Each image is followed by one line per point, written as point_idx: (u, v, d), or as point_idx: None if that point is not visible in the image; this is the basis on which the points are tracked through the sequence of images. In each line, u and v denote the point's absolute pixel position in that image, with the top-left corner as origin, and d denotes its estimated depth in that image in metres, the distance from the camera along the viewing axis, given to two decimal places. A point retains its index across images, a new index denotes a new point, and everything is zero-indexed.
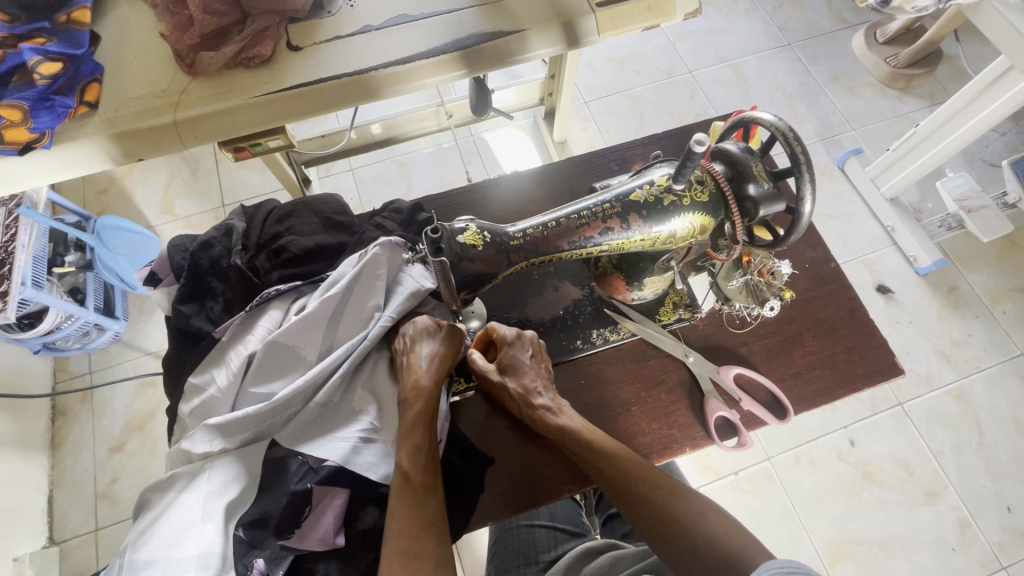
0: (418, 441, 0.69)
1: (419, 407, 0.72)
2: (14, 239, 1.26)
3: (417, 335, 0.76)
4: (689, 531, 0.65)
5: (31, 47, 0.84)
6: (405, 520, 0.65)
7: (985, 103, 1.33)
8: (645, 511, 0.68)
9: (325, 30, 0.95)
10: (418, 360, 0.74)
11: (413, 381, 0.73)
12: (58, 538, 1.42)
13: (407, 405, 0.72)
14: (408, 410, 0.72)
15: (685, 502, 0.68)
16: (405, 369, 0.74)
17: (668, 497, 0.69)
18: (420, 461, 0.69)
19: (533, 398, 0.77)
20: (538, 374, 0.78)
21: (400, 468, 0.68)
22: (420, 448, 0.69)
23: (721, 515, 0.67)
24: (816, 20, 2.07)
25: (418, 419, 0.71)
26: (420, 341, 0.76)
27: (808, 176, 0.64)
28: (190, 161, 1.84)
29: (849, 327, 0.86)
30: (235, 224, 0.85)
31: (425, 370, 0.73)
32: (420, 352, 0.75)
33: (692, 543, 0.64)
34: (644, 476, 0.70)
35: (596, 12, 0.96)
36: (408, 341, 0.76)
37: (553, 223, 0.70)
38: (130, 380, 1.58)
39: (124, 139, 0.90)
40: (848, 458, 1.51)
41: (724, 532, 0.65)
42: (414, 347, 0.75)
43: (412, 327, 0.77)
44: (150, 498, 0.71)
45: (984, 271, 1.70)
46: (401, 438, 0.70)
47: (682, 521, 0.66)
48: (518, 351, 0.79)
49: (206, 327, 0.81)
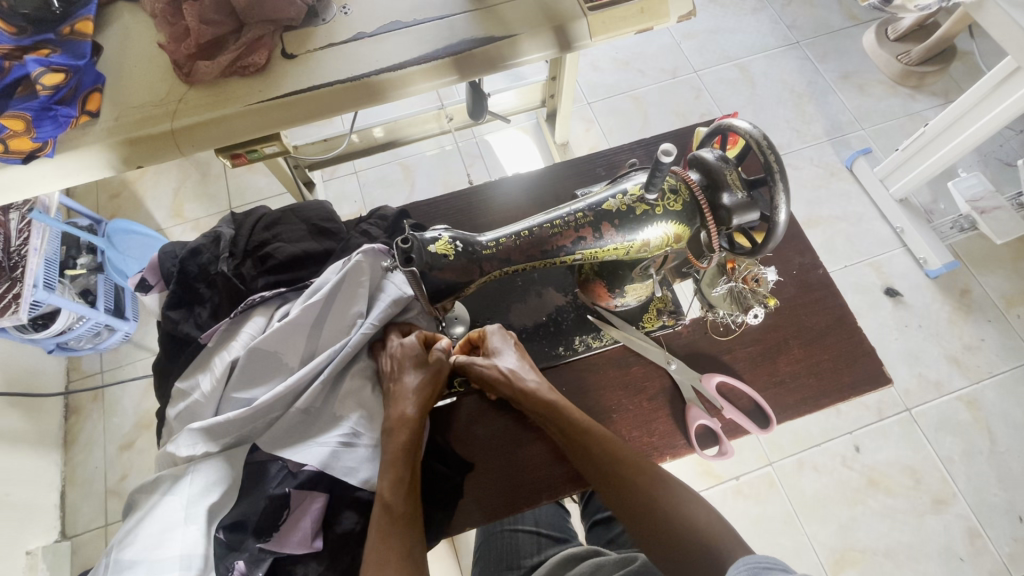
0: (399, 474, 0.70)
1: (400, 439, 0.72)
2: (27, 243, 1.29)
3: (403, 361, 0.76)
4: (671, 520, 0.66)
5: (35, 59, 0.86)
6: (383, 553, 0.65)
7: (998, 99, 1.29)
8: (633, 496, 0.68)
9: (319, 37, 0.96)
10: (404, 392, 0.75)
11: (399, 412, 0.74)
12: (70, 532, 1.47)
13: (390, 437, 0.72)
14: (392, 441, 0.72)
15: (665, 487, 0.69)
16: (391, 398, 0.75)
17: (652, 481, 0.69)
18: (400, 489, 0.69)
19: (518, 381, 0.75)
20: (522, 359, 0.78)
21: (379, 494, 0.69)
22: (403, 479, 0.70)
23: (704, 506, 0.68)
24: (826, 17, 2.03)
25: (400, 451, 0.71)
26: (406, 370, 0.76)
27: (781, 185, 0.63)
28: (200, 165, 1.88)
29: (837, 335, 0.84)
30: (223, 231, 0.87)
31: (410, 402, 0.74)
32: (405, 383, 0.75)
33: (673, 532, 0.65)
34: (632, 463, 0.71)
35: (588, 16, 0.96)
36: (395, 367, 0.77)
37: (526, 233, 0.70)
38: (140, 379, 1.63)
39: (123, 147, 0.92)
40: (854, 465, 1.49)
41: (704, 522, 0.66)
42: (398, 373, 0.76)
43: (398, 350, 0.77)
44: (137, 499, 0.73)
45: (998, 274, 1.65)
46: (384, 467, 0.71)
47: (662, 511, 0.67)
48: (494, 342, 0.79)
49: (193, 332, 0.82)
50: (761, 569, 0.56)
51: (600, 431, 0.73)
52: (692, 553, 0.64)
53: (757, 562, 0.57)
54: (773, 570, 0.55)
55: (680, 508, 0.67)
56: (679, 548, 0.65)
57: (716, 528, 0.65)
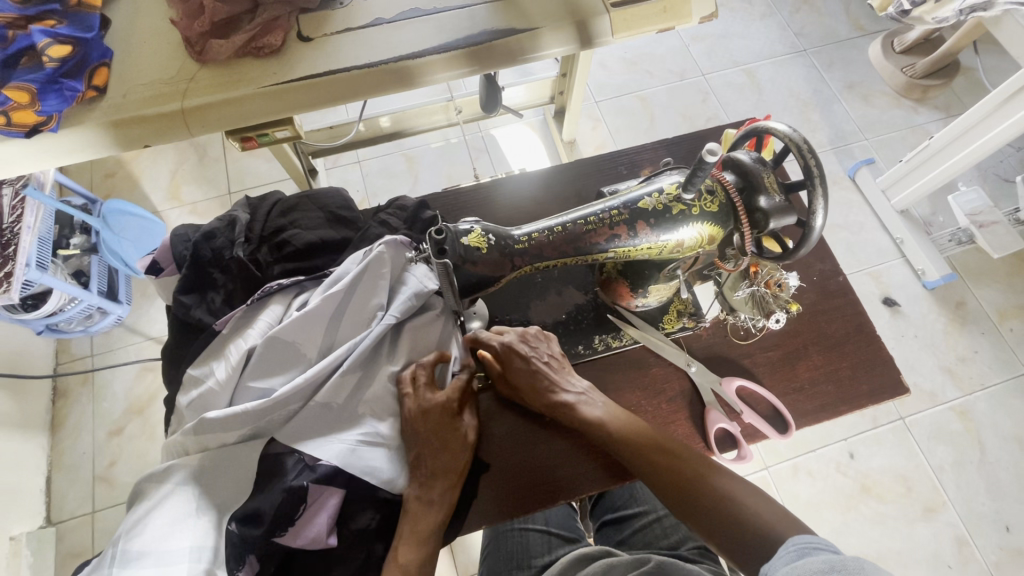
0: (430, 550, 0.70)
1: (434, 516, 0.71)
2: (20, 221, 1.24)
3: (441, 435, 0.73)
4: (723, 513, 0.64)
5: (41, 29, 0.83)
6: None
7: (1004, 115, 1.30)
8: (679, 489, 0.67)
9: (335, 21, 0.94)
10: (437, 469, 0.72)
11: (434, 487, 0.72)
12: (55, 518, 1.43)
13: (428, 512, 0.71)
14: (417, 522, 0.70)
15: (716, 482, 0.66)
16: (418, 463, 0.73)
17: (703, 477, 0.67)
18: (427, 561, 0.70)
19: (557, 390, 0.76)
20: (556, 371, 0.77)
21: (400, 560, 0.69)
22: (431, 555, 0.70)
23: (763, 500, 0.65)
24: (833, 27, 2.05)
25: (432, 531, 0.70)
26: (440, 448, 0.73)
27: (820, 189, 0.63)
28: (199, 147, 1.83)
29: (855, 343, 0.85)
30: (238, 215, 0.85)
31: (438, 484, 0.72)
32: (439, 462, 0.73)
33: (720, 519, 0.64)
34: (677, 458, 0.69)
35: (611, 12, 0.94)
36: (428, 438, 0.73)
37: (560, 228, 0.70)
38: (131, 364, 1.58)
39: (131, 125, 0.89)
40: (847, 471, 1.50)
41: (753, 513, 0.63)
42: (434, 443, 0.73)
43: (423, 420, 0.73)
44: (145, 488, 0.71)
45: (992, 288, 1.68)
46: (408, 542, 0.70)
47: (711, 502, 0.65)
48: (523, 359, 0.76)
49: (207, 319, 0.80)
50: (810, 550, 0.56)
51: (642, 433, 0.72)
52: (743, 544, 0.62)
53: (806, 543, 0.57)
54: (823, 551, 0.56)
55: (731, 504, 0.64)
56: (730, 533, 0.63)
57: (770, 520, 0.62)
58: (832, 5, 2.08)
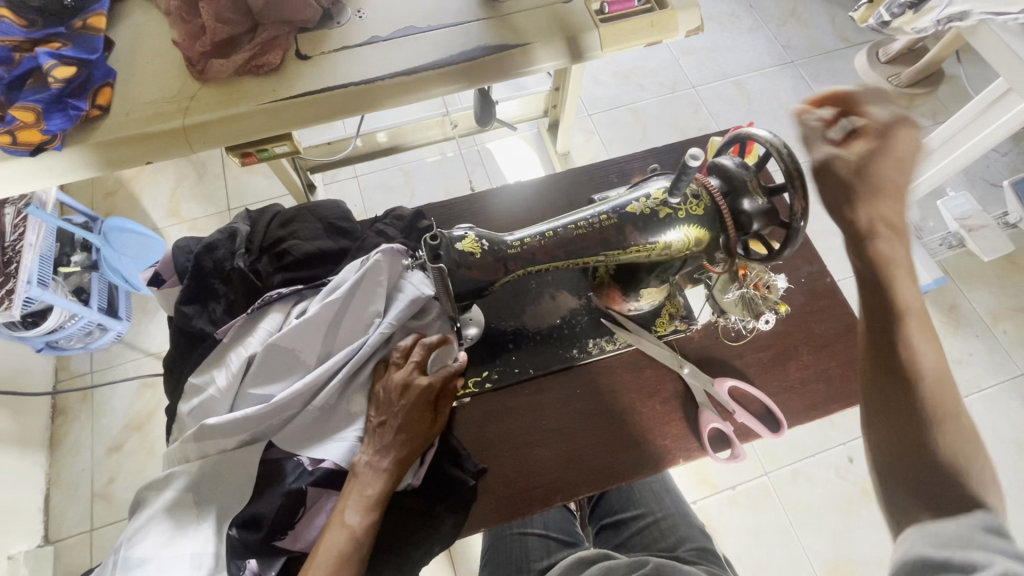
0: (376, 513, 0.69)
1: (383, 481, 0.70)
2: (22, 239, 1.25)
3: (411, 415, 0.73)
4: None
5: (47, 52, 0.86)
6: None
7: (983, 125, 1.32)
8: None
9: (333, 39, 0.97)
10: (388, 437, 0.72)
11: (387, 455, 0.71)
12: (54, 537, 1.43)
13: (373, 477, 0.70)
14: (366, 484, 0.70)
15: None
16: (378, 432, 0.73)
17: None
18: (373, 525, 0.69)
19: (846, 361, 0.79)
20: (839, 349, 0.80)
21: (346, 522, 0.68)
22: (375, 518, 0.69)
23: None
24: (819, 38, 2.09)
25: (381, 497, 0.69)
26: (394, 412, 0.73)
27: (800, 191, 0.65)
28: (197, 164, 1.86)
29: (845, 342, 0.86)
30: (240, 227, 0.88)
31: (392, 449, 0.71)
32: (391, 424, 0.73)
33: None
34: None
35: (600, 27, 0.97)
36: (399, 415, 0.72)
37: (551, 234, 0.72)
38: (131, 380, 1.59)
39: (130, 143, 0.91)
40: (847, 475, 1.51)
41: None
42: (400, 419, 0.72)
43: (399, 395, 0.73)
44: (145, 497, 0.72)
45: (985, 290, 1.70)
46: (353, 500, 0.69)
47: None
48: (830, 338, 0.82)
49: (207, 328, 0.82)
50: None
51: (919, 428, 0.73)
52: None
53: None
54: None
55: None
56: None
57: None
58: (818, 18, 2.13)
